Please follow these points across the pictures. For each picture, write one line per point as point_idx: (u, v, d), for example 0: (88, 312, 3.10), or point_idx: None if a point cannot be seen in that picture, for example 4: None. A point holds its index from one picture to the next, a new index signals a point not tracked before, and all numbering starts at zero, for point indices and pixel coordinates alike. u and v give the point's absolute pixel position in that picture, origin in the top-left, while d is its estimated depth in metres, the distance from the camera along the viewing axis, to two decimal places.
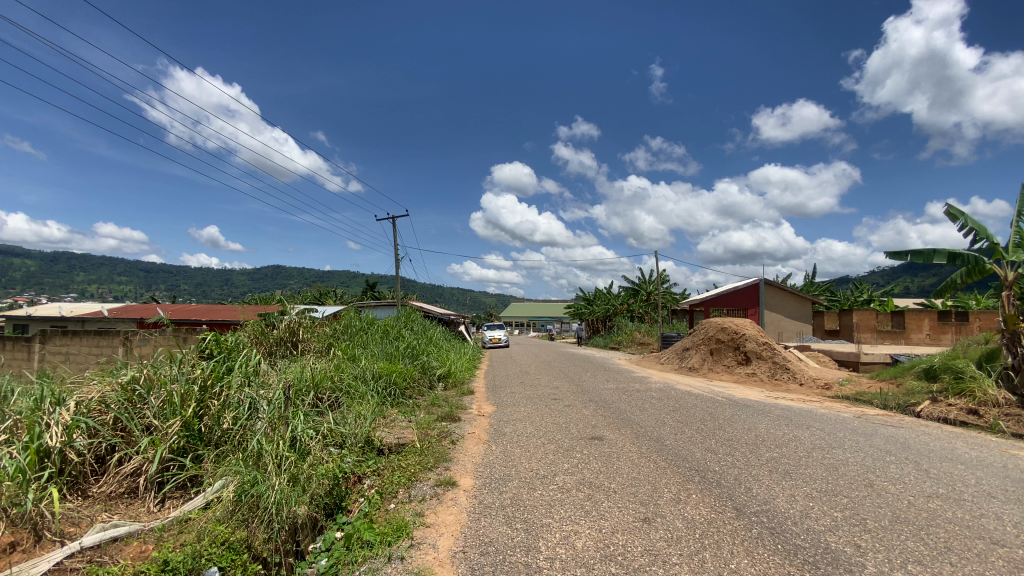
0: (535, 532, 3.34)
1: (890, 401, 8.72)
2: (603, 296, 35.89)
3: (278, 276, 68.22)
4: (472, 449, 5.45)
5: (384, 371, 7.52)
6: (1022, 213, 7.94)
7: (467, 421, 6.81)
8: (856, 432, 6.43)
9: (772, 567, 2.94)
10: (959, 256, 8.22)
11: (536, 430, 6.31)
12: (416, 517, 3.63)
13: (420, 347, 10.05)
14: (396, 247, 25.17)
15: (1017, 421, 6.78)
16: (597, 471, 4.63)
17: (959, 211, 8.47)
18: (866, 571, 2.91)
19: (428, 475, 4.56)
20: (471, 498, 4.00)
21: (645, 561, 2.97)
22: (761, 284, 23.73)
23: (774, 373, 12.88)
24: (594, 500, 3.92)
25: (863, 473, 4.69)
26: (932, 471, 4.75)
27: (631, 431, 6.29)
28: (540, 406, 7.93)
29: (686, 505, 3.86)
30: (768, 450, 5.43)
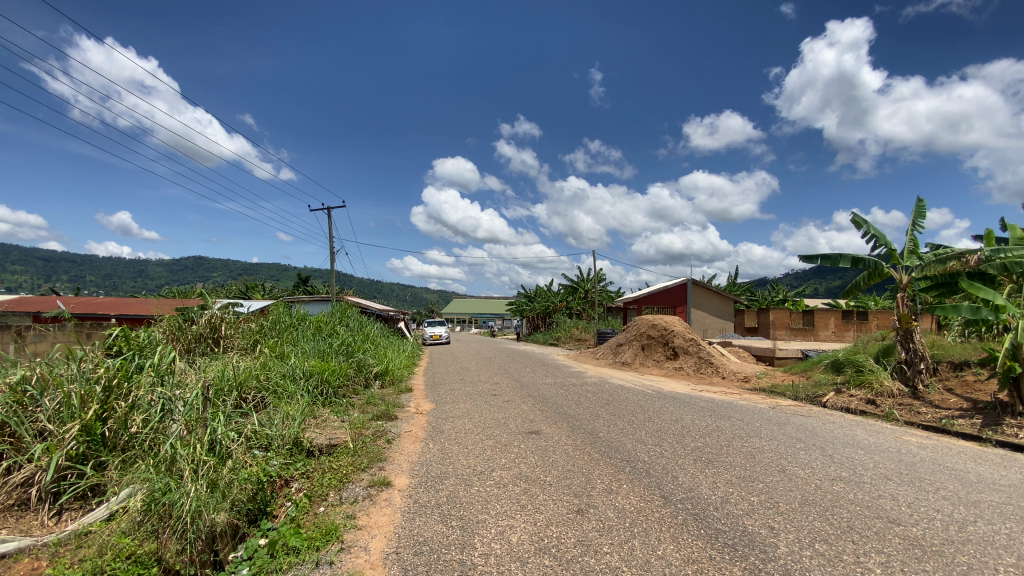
0: (471, 529, 3.32)
1: (801, 393, 9.50)
2: (543, 294, 36.55)
3: (201, 269, 63.76)
4: (408, 448, 5.35)
5: (316, 370, 7.19)
6: (914, 223, 8.88)
7: (403, 420, 6.65)
8: (771, 421, 6.96)
9: (695, 551, 3.10)
10: (861, 261, 9.05)
11: (474, 426, 6.31)
12: (347, 519, 3.50)
13: (356, 345, 9.71)
14: (331, 241, 24.25)
15: (908, 411, 7.63)
16: (533, 466, 4.68)
17: (863, 219, 9.32)
18: (779, 551, 3.14)
19: (361, 476, 4.43)
20: (406, 498, 3.91)
21: (578, 552, 3.03)
22: (688, 284, 25.13)
23: (699, 367, 13.64)
24: (530, 494, 3.96)
25: (776, 459, 5.06)
26: (836, 456, 5.23)
27: (567, 425, 6.42)
28: (479, 403, 7.91)
29: (617, 495, 3.99)
30: (693, 440, 5.74)
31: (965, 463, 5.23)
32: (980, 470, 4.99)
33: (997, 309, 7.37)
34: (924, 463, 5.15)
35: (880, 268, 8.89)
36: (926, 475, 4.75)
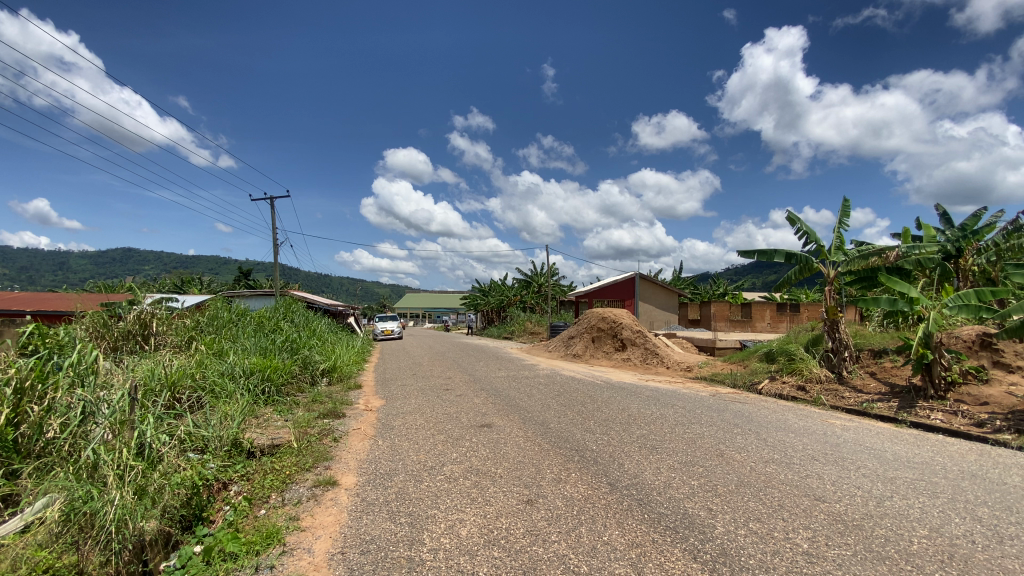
0: (420, 525, 3.29)
1: (739, 380, 10.05)
2: (497, 288, 36.65)
3: (131, 262, 59.46)
4: (356, 446, 5.22)
5: (258, 367, 6.87)
6: (841, 221, 9.54)
7: (351, 417, 6.49)
8: (711, 408, 7.32)
9: (639, 536, 3.22)
10: (794, 256, 9.62)
11: (425, 422, 6.24)
12: (290, 521, 3.39)
13: (301, 341, 9.35)
14: (275, 233, 23.22)
15: (833, 395, 8.24)
16: (484, 459, 4.70)
17: (796, 217, 9.91)
18: (716, 531, 3.31)
19: (305, 476, 4.29)
20: (353, 497, 3.83)
21: (527, 542, 3.07)
22: (636, 278, 25.96)
23: (646, 358, 14.13)
24: (480, 487, 3.98)
25: (715, 444, 5.33)
26: (769, 440, 5.57)
27: (519, 417, 6.47)
28: (431, 398, 7.82)
29: (566, 484, 4.08)
30: (638, 428, 5.95)
31: (882, 443, 5.71)
32: (895, 449, 5.47)
33: (911, 300, 8.00)
34: (847, 444, 5.57)
35: (810, 263, 9.48)
36: (848, 455, 5.15)
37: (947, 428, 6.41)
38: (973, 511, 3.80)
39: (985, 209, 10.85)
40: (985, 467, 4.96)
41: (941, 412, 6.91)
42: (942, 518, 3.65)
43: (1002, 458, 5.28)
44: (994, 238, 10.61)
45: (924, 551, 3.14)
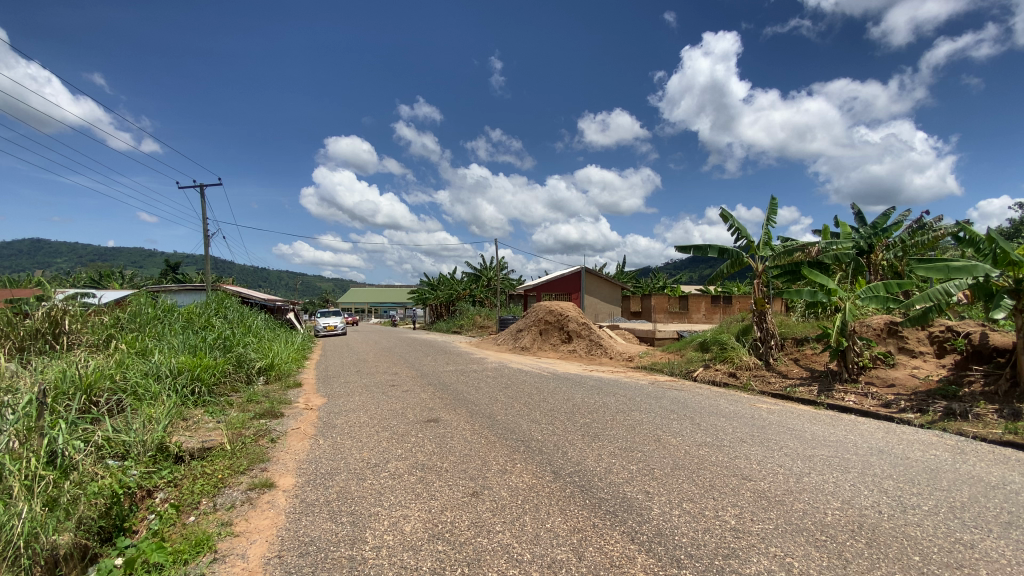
0: (362, 524, 3.24)
1: (676, 369, 10.54)
2: (446, 281, 36.36)
3: (39, 255, 54.01)
4: (296, 446, 5.04)
5: (187, 366, 6.46)
6: (768, 219, 10.17)
7: (291, 417, 6.26)
8: (650, 396, 7.65)
9: (580, 521, 3.32)
10: (727, 251, 10.16)
11: (369, 419, 6.12)
12: (222, 527, 3.24)
13: (235, 338, 8.86)
14: (206, 224, 21.82)
15: (760, 380, 8.84)
16: (430, 453, 4.67)
17: (729, 215, 10.47)
18: (653, 513, 3.48)
19: (239, 479, 4.10)
20: (291, 498, 3.71)
21: (472, 534, 3.10)
22: (582, 272, 26.58)
23: (591, 349, 14.52)
24: (426, 482, 3.95)
25: (653, 430, 5.58)
26: (702, 424, 5.90)
27: (466, 410, 6.47)
28: (375, 395, 7.65)
29: (511, 474, 4.13)
30: (582, 417, 6.13)
31: (803, 424, 6.19)
32: (813, 429, 5.94)
33: (829, 292, 8.66)
34: (772, 426, 6.00)
35: (741, 258, 10.05)
36: (772, 436, 5.54)
37: (859, 409, 7.04)
38: (879, 483, 4.21)
39: (892, 209, 11.94)
40: (888, 443, 5.50)
41: (854, 394, 7.57)
42: (853, 491, 4.01)
43: (903, 435, 5.87)
44: (901, 236, 11.66)
45: (837, 522, 3.45)
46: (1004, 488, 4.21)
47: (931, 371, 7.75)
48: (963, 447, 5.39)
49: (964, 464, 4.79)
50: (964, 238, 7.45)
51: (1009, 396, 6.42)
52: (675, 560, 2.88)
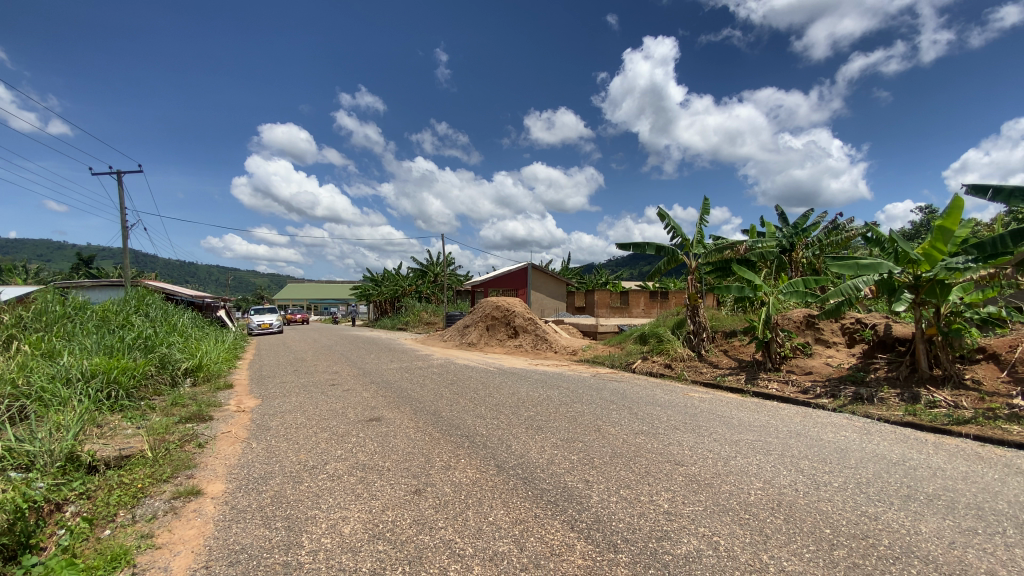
0: (298, 528, 3.13)
1: (616, 361, 10.90)
2: (391, 277, 35.60)
3: None
4: (226, 450, 4.78)
5: (101, 368, 5.95)
6: (701, 219, 10.70)
7: (220, 420, 5.92)
8: (592, 388, 7.86)
9: (522, 512, 3.38)
10: (663, 248, 10.60)
11: (307, 419, 5.90)
12: (142, 539, 3.03)
13: (157, 337, 8.24)
14: (124, 215, 20.11)
15: (693, 371, 9.35)
16: (372, 453, 4.58)
17: (666, 214, 10.93)
18: (592, 501, 3.60)
19: (162, 488, 3.84)
20: (221, 505, 3.52)
21: (413, 532, 3.07)
22: (528, 268, 26.87)
23: (536, 344, 14.75)
24: (366, 482, 3.87)
25: (594, 420, 5.75)
26: (639, 413, 6.15)
27: (410, 408, 6.37)
28: (314, 395, 7.36)
29: (455, 470, 4.13)
30: (526, 410, 6.22)
31: (731, 410, 6.60)
32: (740, 415, 6.35)
33: (755, 287, 9.26)
34: (703, 414, 6.35)
35: (676, 255, 10.52)
36: (702, 423, 5.87)
37: (780, 395, 7.58)
38: (796, 463, 4.57)
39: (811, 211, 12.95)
40: (805, 426, 5.97)
41: (776, 381, 8.16)
42: (773, 471, 4.34)
43: (819, 418, 6.40)
44: (817, 235, 12.64)
45: (759, 501, 3.71)
46: (902, 464, 4.69)
47: (843, 360, 8.50)
48: (868, 428, 5.95)
49: (869, 444, 5.30)
50: (872, 238, 8.18)
51: (909, 380, 7.20)
52: (612, 545, 2.99)
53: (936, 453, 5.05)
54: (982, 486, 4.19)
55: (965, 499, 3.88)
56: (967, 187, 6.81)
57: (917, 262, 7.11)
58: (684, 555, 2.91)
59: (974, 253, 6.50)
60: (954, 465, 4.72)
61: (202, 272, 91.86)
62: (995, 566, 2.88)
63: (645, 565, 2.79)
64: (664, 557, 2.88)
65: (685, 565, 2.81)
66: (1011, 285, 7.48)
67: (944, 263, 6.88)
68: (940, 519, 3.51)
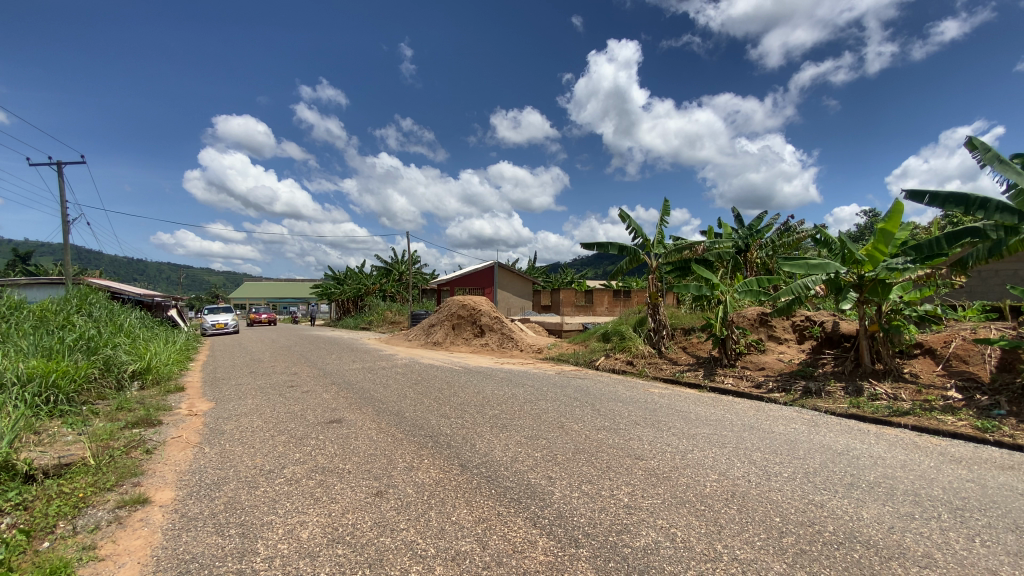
0: (253, 534, 3.03)
1: (581, 359, 11.05)
2: (354, 275, 34.87)
3: None
4: (176, 456, 4.58)
5: (38, 371, 5.57)
6: (661, 220, 10.97)
7: (170, 424, 5.67)
8: (557, 386, 7.95)
9: (484, 511, 3.39)
10: (626, 248, 10.81)
11: (265, 422, 5.73)
12: (85, 551, 2.87)
13: (102, 338, 7.78)
14: (64, 208, 18.90)
15: (654, 367, 9.59)
16: (332, 456, 4.48)
17: (627, 215, 11.15)
18: (554, 497, 3.64)
19: (106, 497, 3.64)
20: (170, 513, 3.37)
21: (374, 534, 3.03)
22: (495, 267, 26.86)
23: (502, 343, 14.78)
24: (326, 485, 3.79)
25: (557, 418, 5.82)
26: (601, 409, 6.27)
27: (372, 409, 6.27)
28: (271, 397, 7.14)
29: (418, 471, 4.10)
30: (491, 408, 6.23)
31: (688, 405, 6.82)
32: (697, 410, 6.56)
33: (712, 286, 9.56)
34: (662, 409, 6.54)
35: (638, 255, 10.75)
36: (662, 417, 6.04)
37: (735, 390, 7.88)
38: (749, 455, 4.77)
39: (765, 213, 13.48)
40: (758, 419, 6.24)
41: (732, 377, 8.48)
42: (728, 463, 4.51)
43: (771, 412, 6.68)
44: (770, 237, 13.18)
45: (714, 492, 3.85)
46: (846, 453, 4.97)
47: (794, 355, 8.91)
48: (816, 420, 6.26)
49: (816, 435, 5.58)
50: (820, 240, 8.58)
51: (853, 374, 7.62)
52: (573, 540, 3.04)
53: (877, 443, 5.37)
54: (917, 473, 4.48)
55: (902, 486, 4.14)
56: (906, 193, 7.25)
57: (861, 262, 7.47)
58: (643, 547, 2.98)
59: (912, 254, 6.92)
60: (893, 454, 5.03)
61: (152, 269, 87.41)
62: (929, 549, 3.09)
63: (605, 559, 2.85)
64: (622, 550, 2.94)
65: (643, 557, 2.88)
66: (945, 285, 8.02)
67: (885, 264, 7.30)
68: (880, 505, 3.73)
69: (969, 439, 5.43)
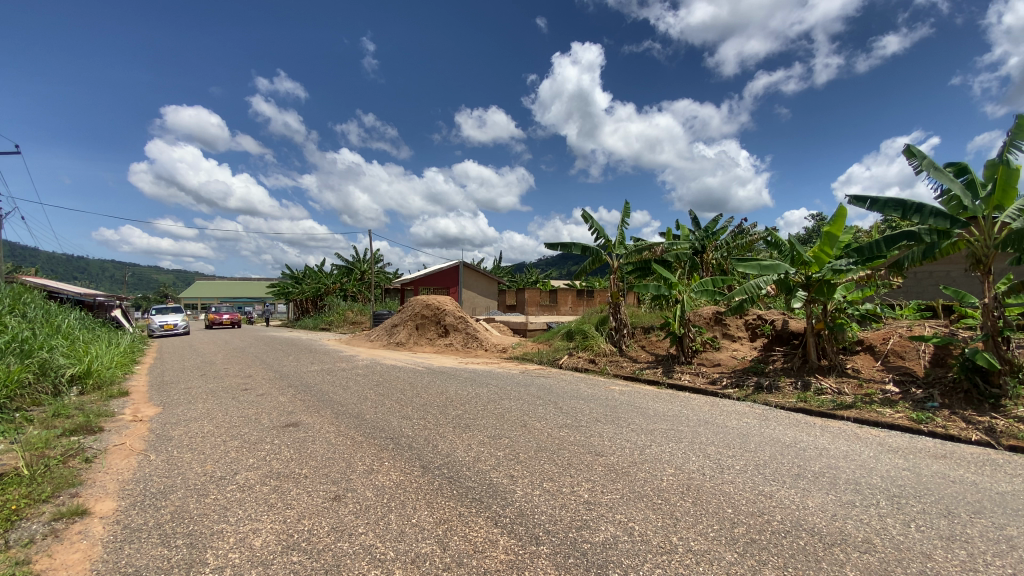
0: (202, 544, 2.91)
1: (544, 358, 11.14)
2: (313, 274, 33.90)
3: None
4: (119, 464, 4.33)
5: None
6: (622, 221, 11.20)
7: (112, 431, 5.36)
8: (520, 384, 7.99)
9: (446, 512, 3.37)
10: (588, 248, 10.97)
11: (216, 427, 5.49)
12: (15, 567, 2.68)
13: (35, 340, 7.26)
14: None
15: (615, 365, 9.78)
16: (287, 460, 4.35)
17: (590, 215, 11.33)
18: (516, 495, 3.67)
19: (40, 509, 3.41)
20: (112, 524, 3.19)
21: (331, 540, 2.97)
22: (461, 267, 26.70)
23: (466, 342, 14.74)
24: (281, 491, 3.68)
25: (520, 416, 5.85)
26: (564, 408, 6.33)
27: (331, 412, 6.12)
28: (223, 400, 6.86)
29: (378, 474, 4.03)
30: (454, 409, 6.19)
31: (647, 402, 6.98)
32: (656, 406, 6.73)
33: (671, 286, 9.84)
34: (622, 406, 6.68)
35: (600, 255, 10.92)
36: (622, 414, 6.17)
37: (692, 386, 8.15)
38: (704, 449, 4.94)
39: (720, 216, 13.98)
40: (712, 414, 6.46)
41: (689, 373, 8.75)
42: (684, 457, 4.66)
43: (724, 407, 6.95)
44: (725, 239, 13.66)
45: (670, 486, 3.97)
46: (794, 446, 5.22)
47: (746, 352, 9.29)
48: (767, 414, 6.54)
49: (767, 429, 5.83)
50: (771, 242, 8.97)
51: (801, 369, 8.02)
52: (534, 537, 3.07)
53: (822, 435, 5.66)
54: (858, 463, 4.76)
55: (844, 475, 4.39)
56: (850, 198, 7.67)
57: (808, 263, 7.87)
58: (602, 542, 3.04)
59: (854, 256, 7.33)
60: (836, 445, 5.32)
61: (94, 267, 82.31)
62: (869, 535, 3.28)
63: (565, 555, 2.89)
64: (583, 546, 3.00)
65: (602, 551, 2.94)
66: (884, 285, 8.53)
67: (830, 265, 7.70)
68: (824, 494, 3.94)
69: (905, 430, 5.80)
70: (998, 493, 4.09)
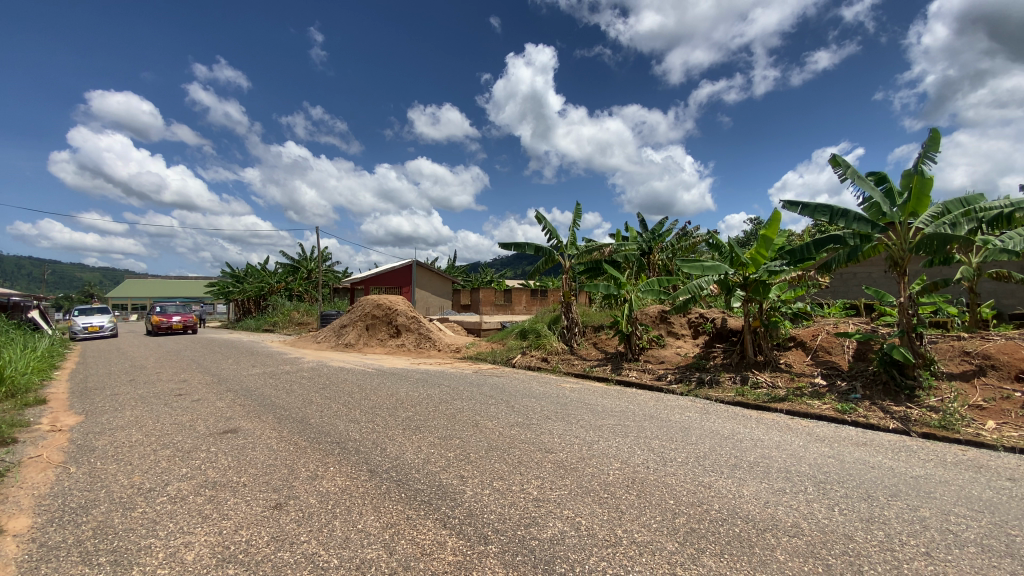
0: (128, 561, 2.73)
1: (497, 357, 11.17)
2: (257, 273, 32.39)
3: None
4: (34, 478, 3.98)
5: None
6: (574, 222, 11.42)
7: (26, 443, 4.92)
8: (472, 384, 7.98)
9: (394, 515, 3.33)
10: (541, 248, 11.10)
11: (147, 436, 5.16)
12: None
13: None
14: None
15: (567, 363, 9.96)
16: (225, 468, 4.15)
17: (543, 216, 11.48)
18: (465, 495, 3.67)
19: None
20: (25, 543, 2.93)
21: (271, 550, 2.86)
22: (415, 267, 26.35)
23: (419, 343, 14.55)
24: (217, 501, 3.51)
25: (471, 416, 5.85)
26: (515, 406, 6.38)
27: (274, 417, 5.89)
28: (154, 407, 6.44)
29: (323, 480, 3.91)
30: (404, 410, 6.11)
31: (597, 399, 7.15)
32: (605, 403, 6.91)
33: (620, 286, 10.11)
34: (573, 403, 6.80)
35: (552, 255, 11.08)
36: (572, 411, 6.28)
37: (639, 382, 8.43)
38: (649, 443, 5.12)
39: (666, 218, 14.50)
40: (658, 409, 6.71)
41: (636, 370, 9.04)
42: (629, 451, 4.81)
43: (669, 402, 7.22)
44: (671, 240, 14.17)
45: (616, 480, 4.09)
46: (732, 437, 5.50)
47: (690, 349, 9.70)
48: (708, 408, 6.86)
49: (708, 422, 6.12)
50: (713, 243, 9.38)
51: (739, 365, 8.47)
52: (482, 537, 3.08)
53: (758, 427, 6.00)
54: (789, 452, 5.08)
55: (776, 464, 4.67)
56: (784, 203, 8.14)
57: (746, 265, 8.30)
58: (550, 538, 3.10)
59: (787, 258, 7.80)
60: (770, 436, 5.65)
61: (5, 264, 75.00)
62: (797, 519, 3.52)
63: (513, 553, 2.91)
64: (531, 543, 3.04)
65: (550, 548, 2.99)
66: (814, 285, 9.12)
67: (765, 267, 8.15)
68: (759, 482, 4.18)
69: (831, 420, 6.24)
70: (911, 476, 4.48)
